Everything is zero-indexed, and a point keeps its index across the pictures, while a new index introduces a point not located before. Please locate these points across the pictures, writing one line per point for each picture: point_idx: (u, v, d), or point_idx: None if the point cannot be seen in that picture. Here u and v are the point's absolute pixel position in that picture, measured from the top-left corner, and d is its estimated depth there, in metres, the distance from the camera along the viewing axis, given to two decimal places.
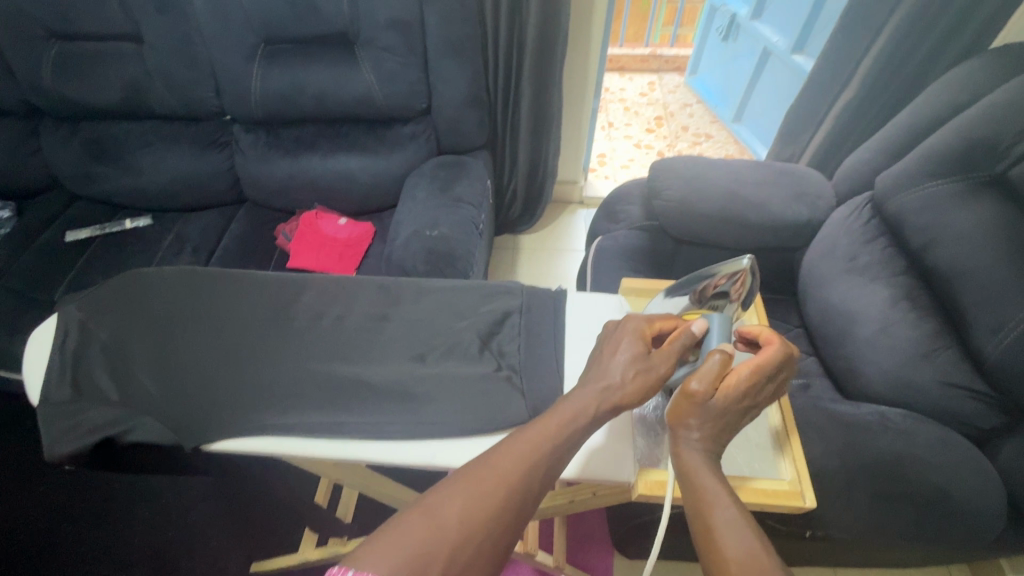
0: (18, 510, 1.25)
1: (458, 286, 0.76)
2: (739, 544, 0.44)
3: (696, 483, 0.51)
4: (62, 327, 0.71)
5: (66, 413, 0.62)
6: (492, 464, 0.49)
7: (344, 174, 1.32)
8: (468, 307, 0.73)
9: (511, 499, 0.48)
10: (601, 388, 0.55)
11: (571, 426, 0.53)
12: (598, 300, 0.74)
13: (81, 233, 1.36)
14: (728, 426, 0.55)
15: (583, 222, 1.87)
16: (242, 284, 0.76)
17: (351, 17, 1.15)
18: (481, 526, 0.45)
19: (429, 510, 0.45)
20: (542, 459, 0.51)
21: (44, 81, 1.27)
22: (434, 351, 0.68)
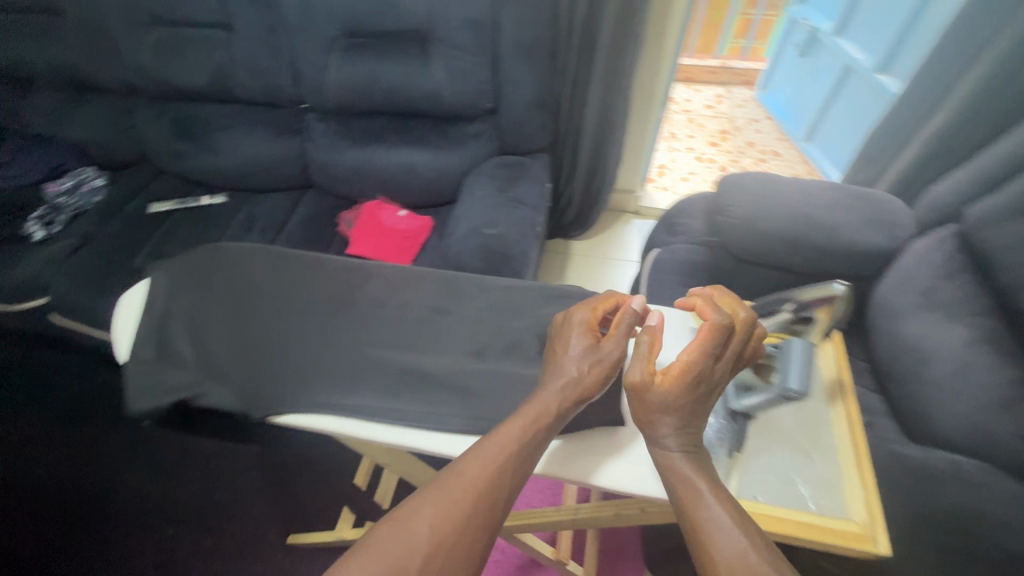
0: (86, 457, 1.35)
1: (517, 286, 0.77)
2: (736, 548, 0.47)
3: (683, 491, 0.53)
4: (150, 288, 0.75)
5: (148, 370, 0.67)
6: (460, 471, 0.52)
7: (408, 168, 1.35)
8: (526, 308, 0.74)
9: (479, 504, 0.50)
10: (562, 386, 0.58)
11: (537, 425, 0.55)
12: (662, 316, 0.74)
13: (163, 206, 1.45)
14: (696, 412, 0.56)
15: (638, 233, 1.84)
16: (314, 267, 0.79)
17: (428, 15, 1.17)
18: (451, 536, 0.48)
19: (400, 522, 0.49)
20: (506, 460, 0.53)
21: (144, 62, 1.37)
22: (491, 349, 0.69)
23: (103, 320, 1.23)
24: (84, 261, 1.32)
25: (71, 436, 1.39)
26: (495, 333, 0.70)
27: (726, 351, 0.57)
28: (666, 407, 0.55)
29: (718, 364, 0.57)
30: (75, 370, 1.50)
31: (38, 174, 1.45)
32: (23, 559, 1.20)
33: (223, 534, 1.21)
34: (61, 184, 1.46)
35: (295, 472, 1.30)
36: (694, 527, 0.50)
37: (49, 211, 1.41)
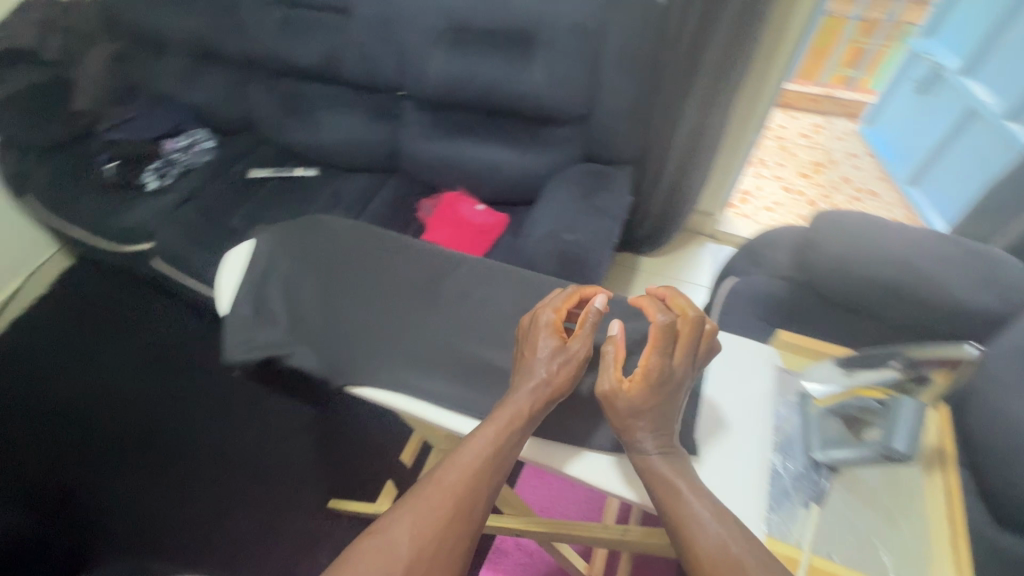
0: (166, 393, 1.48)
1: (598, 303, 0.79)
2: (721, 545, 0.50)
3: (662, 489, 0.55)
4: (255, 247, 0.81)
5: (245, 324, 0.72)
6: (438, 482, 0.56)
7: (493, 165, 1.37)
8: (602, 324, 0.76)
9: (458, 515, 0.54)
10: (532, 389, 0.60)
11: (510, 429, 0.58)
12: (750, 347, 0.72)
13: (261, 173, 1.55)
14: (666, 414, 0.59)
15: (711, 259, 1.78)
16: (407, 249, 0.82)
17: (537, 17, 1.19)
18: (430, 549, 0.52)
19: (381, 535, 0.52)
20: (481, 467, 0.56)
21: (266, 39, 1.47)
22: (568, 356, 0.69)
23: (201, 271, 1.34)
24: (189, 215, 1.44)
25: (156, 372, 1.52)
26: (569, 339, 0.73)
27: (684, 354, 0.60)
28: (634, 414, 0.58)
29: (677, 368, 0.59)
30: (164, 313, 1.64)
31: (159, 131, 1.60)
32: (101, 475, 1.34)
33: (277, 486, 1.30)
34: (178, 142, 1.60)
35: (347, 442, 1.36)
36: (678, 525, 0.53)
37: (165, 165, 1.54)
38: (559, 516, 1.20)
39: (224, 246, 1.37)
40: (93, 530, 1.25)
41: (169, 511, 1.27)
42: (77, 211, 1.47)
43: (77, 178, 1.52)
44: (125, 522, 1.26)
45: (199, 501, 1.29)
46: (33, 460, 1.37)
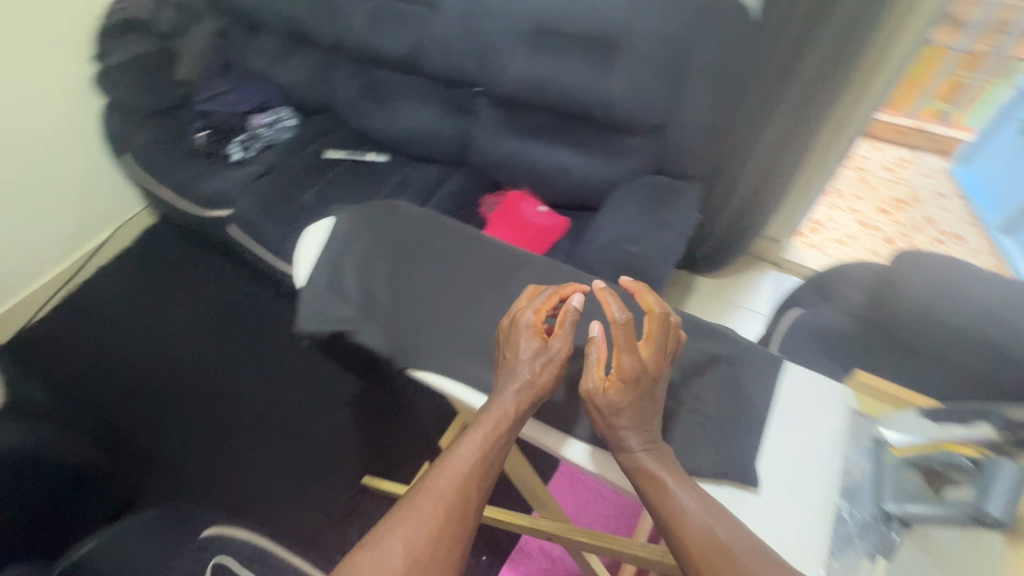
0: (226, 352, 1.57)
1: (664, 317, 0.81)
2: (711, 534, 0.56)
3: (648, 480, 0.61)
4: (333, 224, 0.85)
5: (319, 297, 0.77)
6: (430, 492, 0.58)
7: (560, 168, 1.37)
8: None
9: (451, 523, 0.56)
10: (518, 391, 0.63)
11: (500, 432, 0.62)
12: (817, 383, 0.73)
13: (336, 154, 1.62)
14: (646, 409, 0.64)
15: (771, 286, 1.72)
16: (478, 241, 0.83)
17: (623, 25, 1.18)
18: (424, 557, 0.54)
19: (373, 549, 0.54)
20: (472, 472, 0.60)
21: (355, 26, 1.52)
22: None
23: (273, 242, 1.42)
24: (267, 188, 1.51)
25: (221, 332, 1.61)
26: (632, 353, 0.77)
27: (658, 353, 0.65)
28: (616, 411, 0.63)
29: (653, 367, 0.64)
30: (231, 277, 1.73)
31: (248, 105, 1.68)
32: (161, 421, 1.44)
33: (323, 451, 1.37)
34: (264, 118, 1.68)
35: (390, 422, 1.41)
36: (667, 512, 0.59)
37: (249, 138, 1.63)
38: (586, 524, 1.20)
39: (296, 221, 1.44)
40: (148, 470, 1.36)
41: (221, 462, 1.37)
42: (169, 174, 1.58)
43: (173, 144, 1.63)
44: (180, 466, 1.36)
45: (247, 457, 1.37)
46: (101, 398, 1.49)
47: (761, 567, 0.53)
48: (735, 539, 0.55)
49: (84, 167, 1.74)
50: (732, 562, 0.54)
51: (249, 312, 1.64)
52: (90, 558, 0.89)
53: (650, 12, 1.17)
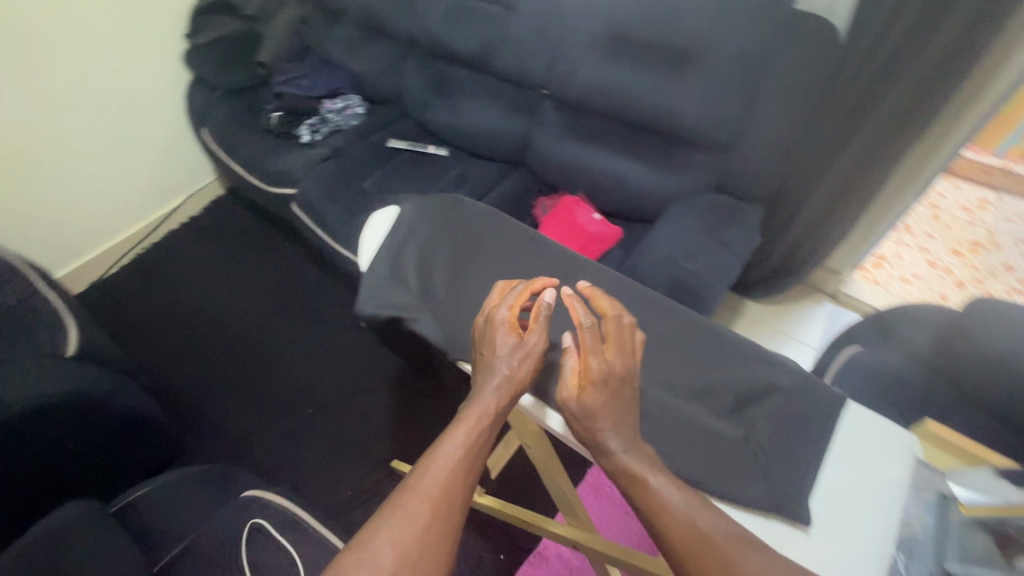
0: (276, 323, 1.64)
1: (727, 336, 0.79)
2: (696, 528, 0.59)
3: (627, 473, 0.63)
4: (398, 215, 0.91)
5: (382, 285, 0.83)
6: (416, 490, 0.61)
7: (619, 179, 1.36)
8: (723, 354, 0.78)
9: (439, 518, 0.59)
10: (498, 386, 0.68)
11: (482, 424, 0.66)
12: (880, 430, 0.69)
13: (399, 144, 1.66)
14: (622, 410, 0.67)
15: (825, 319, 1.65)
16: (538, 242, 0.87)
17: (701, 37, 1.16)
18: (414, 554, 0.56)
19: (365, 549, 0.56)
20: (455, 466, 0.63)
21: (430, 22, 1.56)
22: (683, 387, 0.75)
23: (331, 223, 1.47)
24: (330, 170, 1.56)
25: (273, 304, 1.69)
26: (684, 372, 0.76)
27: (621, 354, 0.69)
28: (592, 412, 0.66)
29: (619, 366, 0.68)
30: (286, 253, 1.80)
31: (320, 91, 1.75)
32: (206, 380, 1.53)
33: (359, 430, 1.42)
34: (335, 104, 1.74)
35: (427, 411, 1.44)
36: (647, 505, 0.61)
37: (319, 122, 1.70)
38: (607, 537, 1.19)
39: (354, 205, 1.48)
40: (191, 425, 1.44)
41: (256, 427, 1.44)
42: (242, 150, 1.66)
43: (249, 122, 1.72)
44: (219, 426, 1.44)
45: (280, 425, 1.44)
46: (158, 352, 1.59)
47: (744, 555, 0.56)
48: (716, 528, 0.58)
49: (166, 135, 1.85)
50: (715, 551, 0.56)
51: (302, 289, 1.71)
52: (139, 505, 0.97)
53: (731, 26, 1.14)
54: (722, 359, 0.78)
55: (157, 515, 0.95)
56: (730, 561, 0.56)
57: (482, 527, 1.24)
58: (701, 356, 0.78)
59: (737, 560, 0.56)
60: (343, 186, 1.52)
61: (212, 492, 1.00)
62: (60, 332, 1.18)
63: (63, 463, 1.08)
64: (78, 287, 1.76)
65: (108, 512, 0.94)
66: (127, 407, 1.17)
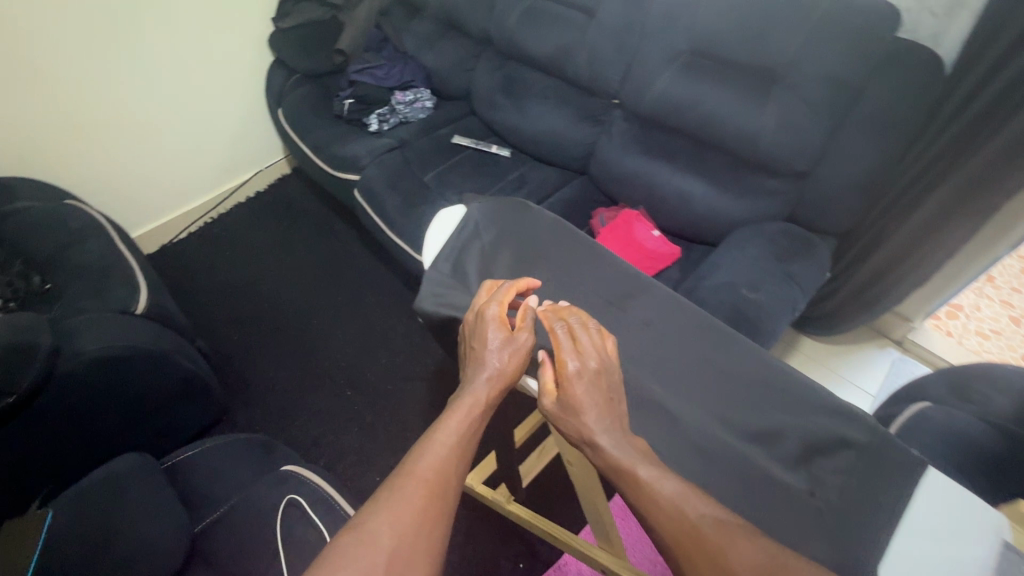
0: (328, 304, 1.69)
1: (795, 375, 0.77)
2: (685, 516, 0.58)
3: (613, 461, 0.64)
4: (466, 217, 1.00)
5: (444, 283, 0.91)
6: (412, 474, 0.63)
7: (684, 196, 1.31)
8: (788, 395, 0.75)
9: (435, 498, 0.61)
10: (485, 376, 0.73)
11: (475, 410, 0.70)
12: (969, 509, 0.62)
13: (463, 141, 1.67)
14: (605, 405, 0.69)
15: (888, 367, 1.56)
16: (602, 258, 0.93)
17: (790, 59, 1.11)
18: (411, 533, 0.58)
19: (360, 527, 0.57)
20: (451, 451, 0.66)
21: (508, 23, 1.56)
22: (745, 427, 0.72)
23: (389, 212, 1.50)
24: (394, 160, 1.59)
25: (327, 285, 1.74)
26: (748, 413, 0.73)
27: (597, 352, 0.72)
28: (572, 405, 0.69)
29: (594, 363, 0.70)
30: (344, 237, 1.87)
31: (393, 81, 1.76)
32: (256, 349, 1.59)
33: (395, 417, 1.45)
34: (405, 96, 1.76)
35: None
36: (637, 491, 0.61)
37: (388, 112, 1.74)
38: (632, 562, 1.16)
39: (414, 197, 1.50)
40: (237, 392, 1.50)
41: (297, 401, 1.48)
42: (312, 133, 1.72)
43: (322, 107, 1.78)
44: (263, 397, 1.49)
45: (320, 403, 1.48)
46: (214, 318, 1.67)
47: (732, 545, 0.55)
48: (709, 517, 0.57)
49: (245, 113, 1.94)
50: (704, 538, 0.55)
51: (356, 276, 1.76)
52: (188, 464, 1.01)
53: (827, 47, 1.07)
54: (791, 404, 0.74)
55: (203, 476, 0.99)
56: (719, 553, 0.55)
57: (507, 534, 1.23)
58: (767, 398, 0.75)
59: (726, 550, 0.55)
60: (404, 177, 1.54)
61: (255, 460, 1.04)
62: (132, 291, 1.25)
63: (117, 414, 1.14)
64: (149, 248, 1.86)
65: (160, 466, 0.99)
66: (184, 368, 1.22)
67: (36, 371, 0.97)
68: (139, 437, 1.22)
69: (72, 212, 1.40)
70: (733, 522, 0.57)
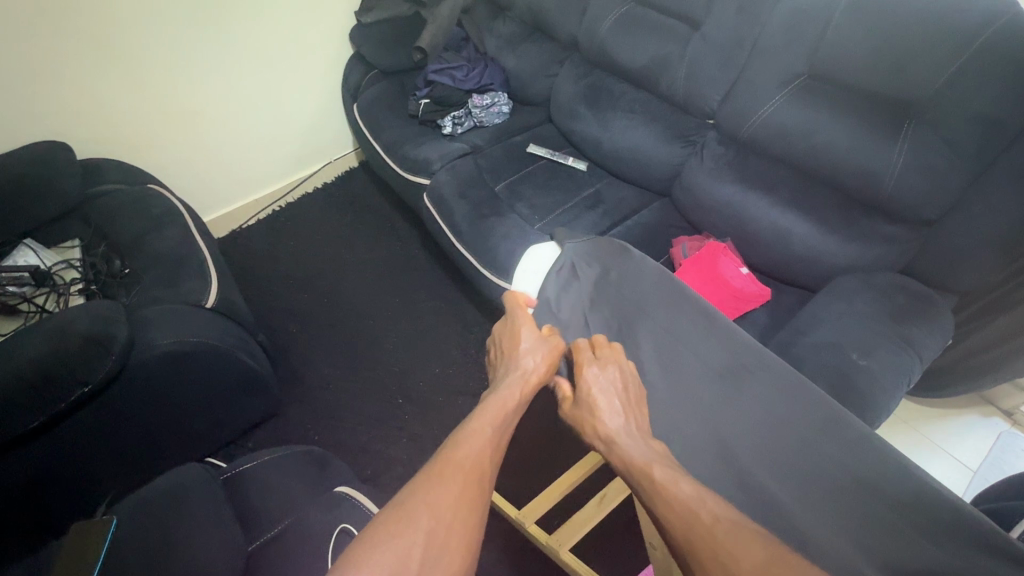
0: (388, 306, 1.68)
1: (947, 509, 0.66)
2: (697, 518, 0.58)
3: (630, 458, 0.68)
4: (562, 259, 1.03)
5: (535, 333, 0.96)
6: (450, 461, 0.64)
7: (782, 234, 1.19)
8: (942, 528, 0.64)
9: (472, 485, 0.62)
10: (518, 372, 0.81)
11: (507, 405, 0.75)
12: None
13: (538, 151, 1.60)
14: (628, 411, 0.76)
15: (991, 439, 1.39)
16: (716, 324, 0.88)
17: (931, 93, 0.97)
18: (449, 517, 0.58)
19: (395, 508, 0.58)
20: (488, 443, 0.68)
21: (600, 29, 1.48)
22: (887, 557, 0.62)
23: (455, 221, 1.44)
24: (466, 166, 1.53)
25: (388, 287, 1.73)
26: (893, 543, 0.63)
27: (608, 363, 0.82)
28: (595, 402, 0.77)
29: (614, 368, 0.81)
30: (408, 239, 1.86)
31: (472, 84, 1.68)
32: (315, 345, 1.59)
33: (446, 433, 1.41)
34: (483, 99, 1.69)
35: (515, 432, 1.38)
36: (652, 489, 0.62)
37: (464, 115, 1.69)
38: None
39: (483, 207, 1.43)
40: (293, 388, 1.50)
41: (349, 404, 1.46)
42: (385, 131, 1.68)
43: (397, 105, 1.75)
44: (317, 395, 1.48)
45: (372, 408, 1.46)
46: (276, 309, 1.68)
47: (745, 551, 0.54)
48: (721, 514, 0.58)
49: (320, 105, 1.95)
50: (714, 542, 0.55)
51: (417, 278, 1.75)
52: (247, 475, 1.00)
53: (983, 82, 0.92)
54: (942, 537, 0.64)
55: (261, 490, 0.98)
56: (729, 556, 0.54)
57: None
58: (914, 524, 0.65)
59: (731, 552, 0.54)
60: (476, 185, 1.48)
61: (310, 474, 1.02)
62: (205, 283, 1.25)
63: (184, 405, 1.15)
64: (219, 233, 1.89)
65: (221, 477, 0.99)
66: (247, 365, 1.23)
67: (111, 364, 0.98)
68: (198, 431, 1.23)
69: (152, 198, 1.42)
70: (755, 529, 0.57)
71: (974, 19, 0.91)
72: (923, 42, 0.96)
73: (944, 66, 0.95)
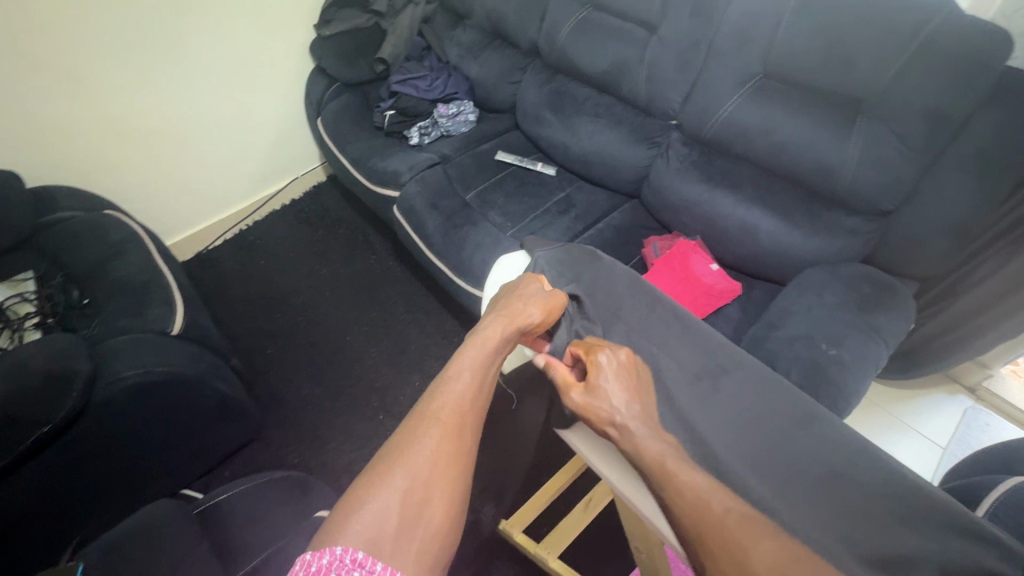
0: (364, 322, 1.65)
1: (921, 495, 0.68)
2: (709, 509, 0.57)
3: (644, 449, 0.66)
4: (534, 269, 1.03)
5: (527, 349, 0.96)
6: (426, 415, 0.61)
7: (748, 228, 1.21)
8: (920, 514, 0.66)
9: (450, 437, 0.59)
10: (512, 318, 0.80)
11: (489, 347, 0.73)
12: None
13: (507, 158, 1.60)
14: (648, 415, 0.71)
15: (960, 416, 1.44)
16: (690, 327, 0.90)
17: (881, 87, 1.00)
18: (425, 475, 0.56)
19: (370, 471, 0.56)
20: (468, 390, 0.66)
21: (560, 35, 1.49)
22: (868, 543, 0.64)
23: (427, 232, 1.43)
24: (435, 177, 1.52)
25: (364, 302, 1.70)
26: (872, 532, 0.65)
27: (613, 368, 0.76)
28: (603, 410, 0.71)
29: (624, 379, 0.75)
30: (382, 253, 1.84)
31: (437, 93, 1.68)
32: (290, 366, 1.56)
33: None
34: (448, 108, 1.69)
35: None
36: (661, 478, 0.61)
37: (430, 125, 1.68)
38: None
39: (455, 216, 1.42)
40: (270, 411, 1.47)
41: (330, 423, 1.44)
42: (352, 144, 1.66)
43: (363, 118, 1.73)
44: (295, 417, 1.45)
45: (353, 427, 1.43)
46: (247, 331, 1.64)
47: (757, 544, 0.53)
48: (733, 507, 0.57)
49: (283, 120, 1.91)
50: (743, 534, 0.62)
51: (393, 292, 1.73)
52: (225, 507, 0.97)
53: (929, 77, 0.95)
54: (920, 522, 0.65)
55: (243, 521, 0.95)
56: (740, 548, 0.53)
57: None
58: (891, 511, 0.66)
59: (745, 545, 0.53)
60: (446, 195, 1.47)
61: (290, 501, 1.00)
62: (169, 309, 1.21)
63: (153, 438, 1.11)
64: (184, 255, 1.83)
65: (197, 510, 0.95)
66: (220, 392, 1.19)
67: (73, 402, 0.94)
68: (171, 462, 1.18)
69: (111, 222, 1.37)
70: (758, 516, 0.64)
71: (914, 17, 0.95)
72: (870, 38, 0.99)
73: (893, 60, 0.98)
